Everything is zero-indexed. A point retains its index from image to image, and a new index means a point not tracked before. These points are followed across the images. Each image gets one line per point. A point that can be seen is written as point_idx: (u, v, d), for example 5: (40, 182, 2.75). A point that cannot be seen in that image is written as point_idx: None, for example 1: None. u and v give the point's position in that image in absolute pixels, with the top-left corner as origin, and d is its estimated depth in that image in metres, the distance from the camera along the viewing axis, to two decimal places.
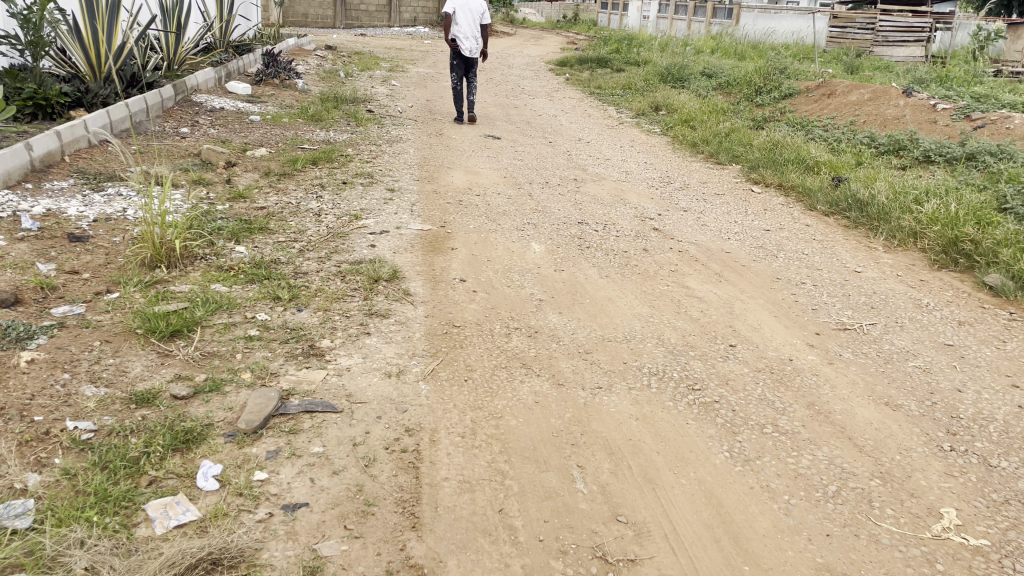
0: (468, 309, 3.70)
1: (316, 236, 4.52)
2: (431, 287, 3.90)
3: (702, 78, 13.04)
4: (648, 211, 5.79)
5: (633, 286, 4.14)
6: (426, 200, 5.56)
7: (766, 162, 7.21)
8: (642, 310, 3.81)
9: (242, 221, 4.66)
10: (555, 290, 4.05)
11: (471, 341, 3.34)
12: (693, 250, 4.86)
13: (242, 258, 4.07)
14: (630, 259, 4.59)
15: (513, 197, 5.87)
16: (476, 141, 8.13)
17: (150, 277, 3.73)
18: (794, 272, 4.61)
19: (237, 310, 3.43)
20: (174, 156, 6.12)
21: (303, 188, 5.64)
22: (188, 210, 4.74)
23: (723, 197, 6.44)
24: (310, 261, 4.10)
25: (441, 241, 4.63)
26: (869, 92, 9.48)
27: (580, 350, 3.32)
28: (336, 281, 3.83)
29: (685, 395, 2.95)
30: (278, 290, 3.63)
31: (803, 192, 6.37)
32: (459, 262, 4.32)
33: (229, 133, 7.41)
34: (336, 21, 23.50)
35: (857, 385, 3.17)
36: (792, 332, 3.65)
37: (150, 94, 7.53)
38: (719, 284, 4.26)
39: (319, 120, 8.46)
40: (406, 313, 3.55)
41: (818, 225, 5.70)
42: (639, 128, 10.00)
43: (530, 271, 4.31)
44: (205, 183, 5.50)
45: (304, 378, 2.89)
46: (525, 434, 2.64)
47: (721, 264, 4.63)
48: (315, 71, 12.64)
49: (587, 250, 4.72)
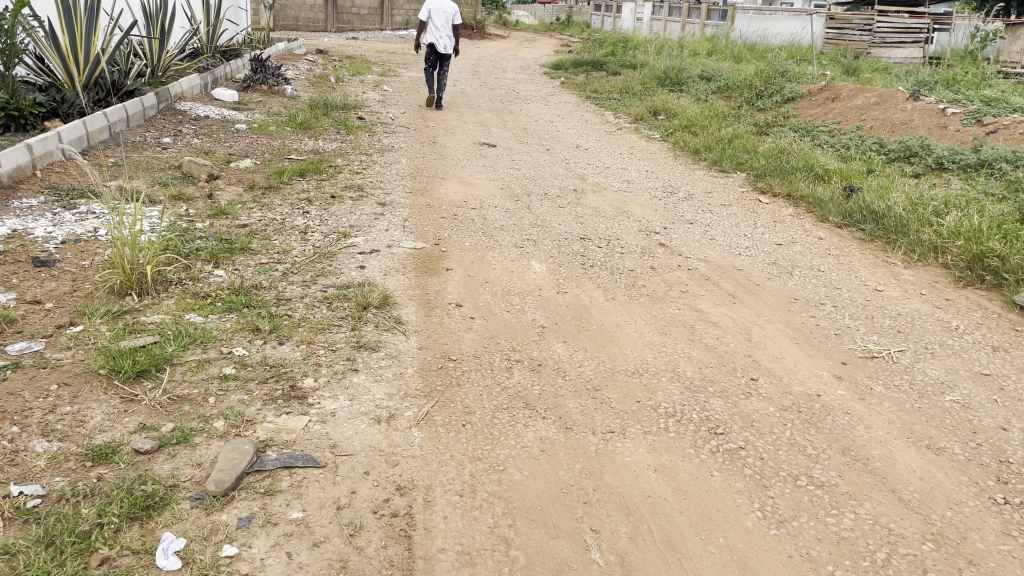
0: (465, 338, 3.41)
1: (301, 257, 4.23)
2: (424, 314, 3.61)
3: (701, 81, 12.79)
4: (652, 225, 5.51)
5: (641, 310, 3.85)
6: (419, 215, 5.28)
7: (773, 171, 6.94)
8: (654, 337, 3.52)
9: (223, 241, 4.37)
10: (559, 315, 3.76)
11: (468, 376, 3.05)
12: (702, 268, 4.59)
13: (220, 283, 3.77)
14: (637, 279, 4.31)
15: (511, 211, 5.58)
16: (472, 150, 7.85)
17: (119, 306, 3.43)
18: (811, 291, 4.33)
19: (212, 343, 3.13)
20: (154, 170, 5.81)
21: (289, 202, 5.35)
22: (165, 230, 4.45)
23: (731, 208, 6.18)
24: (294, 285, 3.81)
25: (435, 261, 4.34)
26: (875, 95, 9.23)
27: (587, 386, 3.04)
28: (322, 309, 3.54)
29: (707, 440, 2.66)
30: (257, 320, 3.34)
31: (813, 202, 6.11)
32: (455, 285, 4.03)
33: (214, 142, 7.12)
34: (327, 25, 23.21)
35: (893, 426, 2.89)
36: (816, 362, 3.38)
37: (131, 102, 7.23)
38: (733, 306, 3.98)
39: (308, 128, 8.17)
40: (398, 345, 3.26)
41: (832, 238, 5.43)
42: (638, 134, 9.74)
43: (531, 293, 4.03)
44: (185, 199, 5.20)
45: (284, 426, 2.59)
46: (530, 491, 2.35)
47: (733, 284, 4.35)
48: (304, 76, 12.33)
49: (591, 268, 4.44)
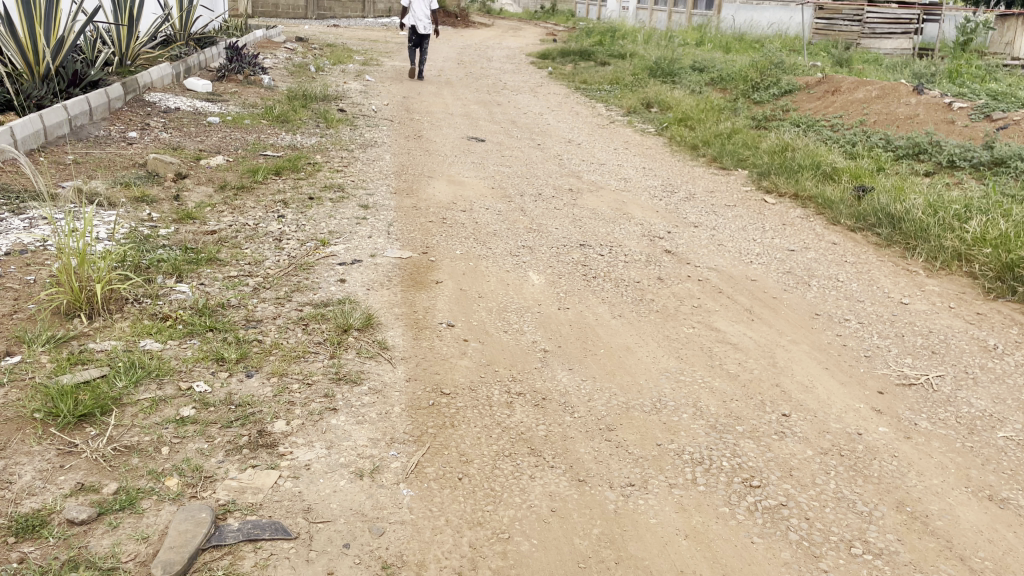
0: (460, 366, 3.03)
1: (275, 269, 3.83)
2: (413, 337, 3.23)
3: (693, 72, 12.43)
4: (655, 228, 5.15)
5: (652, 329, 3.49)
6: (406, 218, 4.88)
7: (778, 168, 6.59)
8: (670, 363, 3.16)
9: (188, 250, 3.97)
10: (563, 335, 3.40)
11: (464, 415, 2.67)
12: (714, 278, 4.23)
13: (182, 302, 3.37)
14: (645, 292, 3.95)
15: (504, 213, 5.20)
16: (459, 145, 7.46)
17: (65, 331, 3.03)
18: (832, 305, 3.99)
19: (169, 377, 2.74)
20: (116, 169, 5.38)
21: (263, 205, 4.94)
22: (124, 237, 4.04)
23: (735, 210, 5.83)
24: (267, 303, 3.42)
25: (423, 273, 3.96)
26: (877, 88, 8.92)
27: (599, 426, 2.66)
28: (297, 333, 3.14)
29: (742, 495, 2.31)
30: (223, 348, 2.95)
31: (823, 204, 5.78)
32: (445, 301, 3.65)
33: (184, 137, 6.68)
34: (308, 12, 22.56)
35: (947, 471, 2.54)
36: (851, 393, 3.03)
37: (95, 94, 6.77)
38: (751, 324, 3.63)
39: (285, 121, 7.73)
40: (384, 376, 2.87)
41: (846, 243, 5.10)
42: (632, 128, 9.38)
43: (530, 310, 3.65)
44: (149, 202, 4.79)
45: (249, 484, 2.21)
46: (542, 567, 1.98)
47: (749, 297, 4.00)
48: (284, 66, 11.83)
49: (593, 279, 4.07)
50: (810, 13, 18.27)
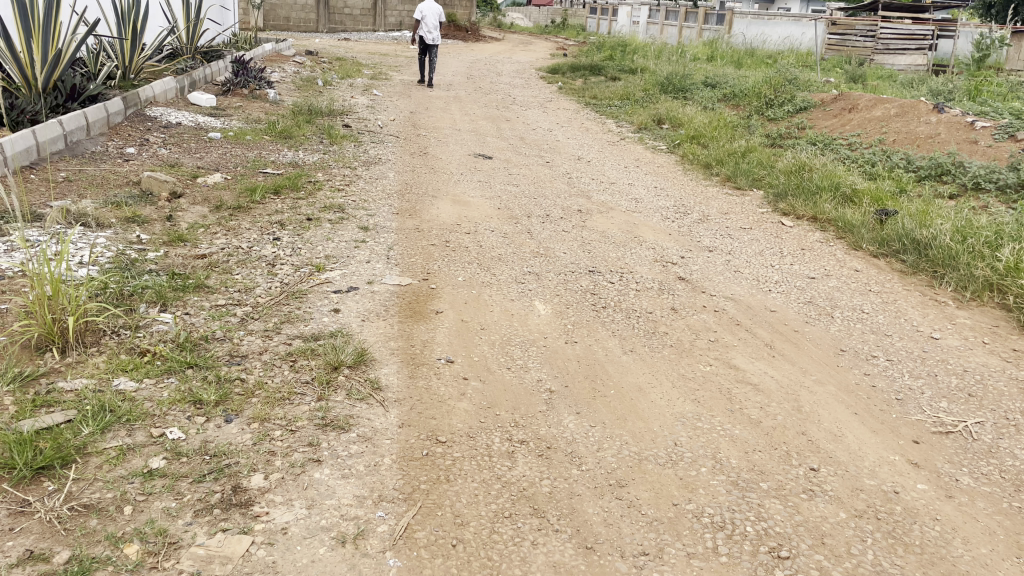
0: (457, 409, 2.79)
1: (265, 297, 3.62)
2: (408, 376, 2.99)
3: (705, 87, 12.23)
4: (668, 253, 4.92)
5: (666, 366, 3.25)
6: (407, 241, 4.66)
7: (795, 189, 6.36)
8: (686, 407, 2.91)
9: (175, 276, 3.75)
10: (570, 373, 3.16)
11: (459, 467, 2.43)
12: (731, 309, 3.99)
13: (163, 334, 3.16)
14: (658, 325, 3.70)
15: (510, 236, 4.97)
16: (466, 162, 7.26)
17: (33, 368, 2.82)
18: (858, 340, 3.74)
19: (141, 422, 2.51)
20: (109, 187, 5.19)
21: (259, 226, 4.73)
22: (108, 262, 3.83)
23: (752, 233, 5.60)
24: (253, 336, 3.20)
25: (422, 302, 3.73)
26: (896, 107, 8.70)
27: (609, 481, 2.42)
28: (283, 371, 2.91)
29: (770, 569, 2.06)
30: (202, 389, 2.72)
31: (843, 227, 5.54)
32: (445, 334, 3.42)
33: (182, 153, 6.50)
34: (319, 25, 22.55)
35: (995, 538, 2.28)
36: (884, 443, 2.78)
37: (93, 109, 6.60)
38: (772, 362, 3.38)
39: (288, 137, 7.54)
40: (375, 421, 2.64)
41: (869, 270, 4.86)
42: (643, 145, 9.17)
43: (535, 344, 3.42)
44: (140, 223, 4.59)
45: (217, 552, 1.98)
46: None
47: (769, 330, 3.75)
48: (290, 79, 11.68)
49: (603, 310, 3.84)
50: (823, 28, 18.07)
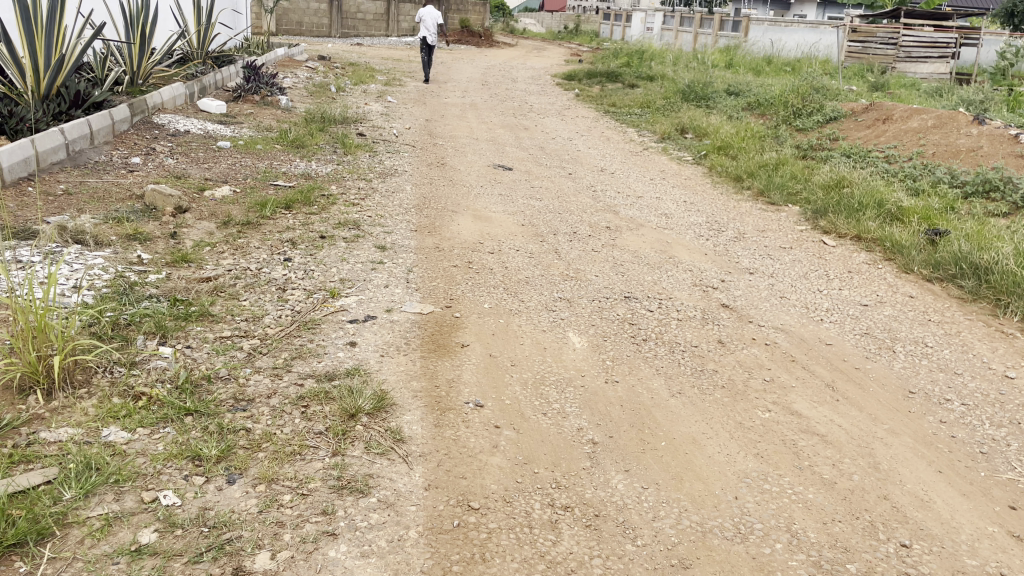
0: (490, 465, 2.46)
1: (275, 328, 3.30)
2: (434, 424, 2.66)
3: (729, 96, 11.89)
4: (706, 276, 4.58)
5: (719, 412, 2.91)
6: (427, 262, 4.34)
7: (835, 206, 6.01)
8: (749, 465, 2.57)
9: (177, 303, 3.44)
10: (614, 419, 2.83)
11: (497, 542, 2.10)
12: (783, 343, 3.65)
13: (162, 373, 2.84)
14: (706, 362, 3.36)
15: (536, 256, 4.65)
16: (485, 174, 6.94)
17: (14, 414, 2.50)
18: (926, 379, 3.39)
19: (131, 484, 2.19)
20: (111, 201, 4.89)
21: (269, 244, 4.42)
22: (105, 287, 3.53)
23: (792, 253, 5.25)
24: (261, 375, 2.87)
25: (446, 334, 3.40)
26: (934, 118, 8.35)
27: (672, 561, 2.09)
28: (293, 419, 2.59)
29: None
30: (202, 442, 2.40)
31: (891, 248, 5.19)
32: (472, 372, 3.09)
33: (190, 164, 6.21)
34: (332, 30, 22.36)
35: None
36: (978, 511, 2.43)
37: (98, 116, 6.33)
38: (836, 407, 3.04)
39: (301, 146, 7.25)
40: (398, 483, 2.31)
41: (925, 296, 4.50)
42: (667, 155, 8.83)
43: (573, 384, 3.09)
44: (142, 240, 4.28)
45: None
46: None
47: (828, 368, 3.41)
48: (303, 86, 11.41)
49: (644, 343, 3.50)
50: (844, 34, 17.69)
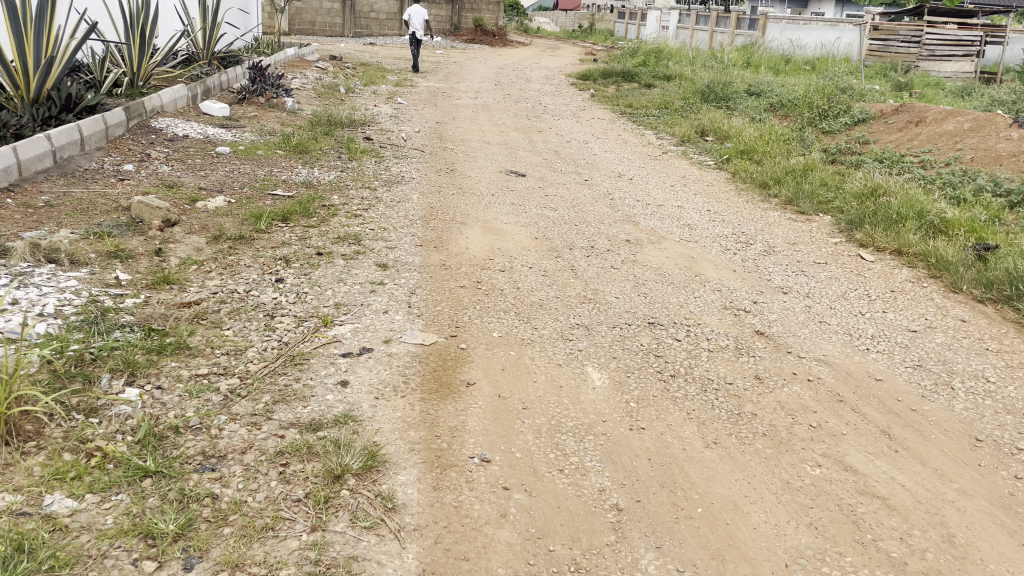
0: (497, 542, 2.09)
1: (257, 364, 2.94)
2: (433, 486, 2.29)
3: (749, 96, 11.45)
4: (736, 296, 4.19)
5: (764, 469, 2.53)
6: (432, 282, 3.97)
7: (872, 217, 5.60)
8: (803, 540, 2.20)
9: (152, 335, 3.08)
10: (641, 477, 2.45)
11: None
12: (829, 378, 3.26)
13: (124, 422, 2.49)
14: (743, 403, 2.97)
15: (551, 275, 4.27)
16: (497, 181, 6.57)
17: None
18: (994, 424, 2.99)
19: (69, 571, 1.84)
20: (95, 213, 4.56)
21: (260, 262, 4.07)
22: (73, 314, 3.17)
23: (828, 269, 4.85)
24: (236, 424, 2.52)
25: (449, 370, 3.03)
26: (970, 120, 7.93)
27: None
28: (269, 482, 2.23)
29: None
30: (160, 515, 2.05)
31: (937, 264, 4.78)
32: (478, 417, 2.72)
33: (185, 171, 5.88)
34: (344, 30, 22.09)
35: None
36: None
37: (89, 121, 6.00)
38: (895, 461, 2.65)
39: (304, 152, 6.91)
40: (387, 568, 1.95)
41: (979, 320, 4.10)
42: (687, 159, 8.43)
43: (594, 431, 2.71)
44: (123, 258, 3.94)
45: None
46: None
47: (881, 411, 3.02)
48: (312, 87, 11.10)
49: (672, 379, 3.11)
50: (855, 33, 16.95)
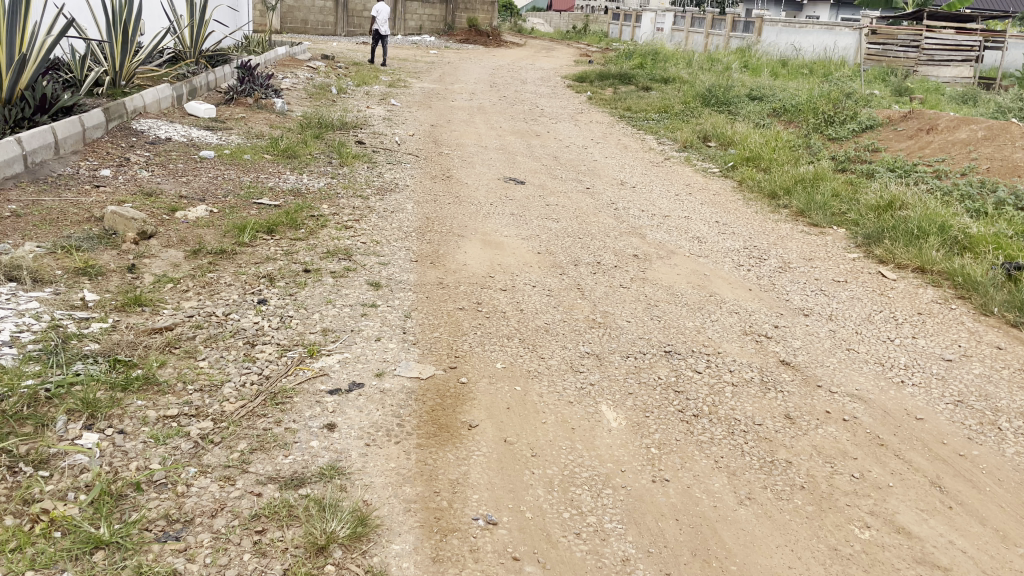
0: None
1: (234, 403, 2.62)
2: (433, 558, 1.99)
3: (751, 100, 11.16)
4: (756, 320, 3.90)
5: (808, 532, 2.23)
6: (428, 304, 3.66)
7: (892, 230, 5.32)
8: None
9: (117, 367, 2.76)
10: (669, 543, 2.15)
11: None
12: (866, 417, 2.96)
13: (78, 477, 2.16)
14: (776, 449, 2.67)
15: (556, 295, 3.97)
16: (495, 189, 6.26)
17: None
18: None
19: None
20: (65, 224, 4.23)
21: (241, 280, 3.75)
22: (30, 342, 2.83)
23: (850, 289, 4.57)
24: (206, 479, 2.21)
25: (449, 409, 2.72)
26: (984, 128, 7.67)
27: None
28: (242, 555, 1.93)
29: None
30: None
31: (964, 284, 4.51)
32: (482, 468, 2.41)
33: (165, 177, 5.55)
34: (337, 29, 21.71)
35: None
36: None
37: (65, 123, 5.65)
38: (953, 520, 2.36)
39: (292, 156, 6.59)
40: None
41: (1016, 347, 3.81)
42: (691, 166, 8.15)
43: (612, 485, 2.40)
44: (92, 276, 3.61)
45: None
46: None
47: (927, 457, 2.72)
48: (302, 87, 10.75)
49: (696, 421, 2.81)
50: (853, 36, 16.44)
